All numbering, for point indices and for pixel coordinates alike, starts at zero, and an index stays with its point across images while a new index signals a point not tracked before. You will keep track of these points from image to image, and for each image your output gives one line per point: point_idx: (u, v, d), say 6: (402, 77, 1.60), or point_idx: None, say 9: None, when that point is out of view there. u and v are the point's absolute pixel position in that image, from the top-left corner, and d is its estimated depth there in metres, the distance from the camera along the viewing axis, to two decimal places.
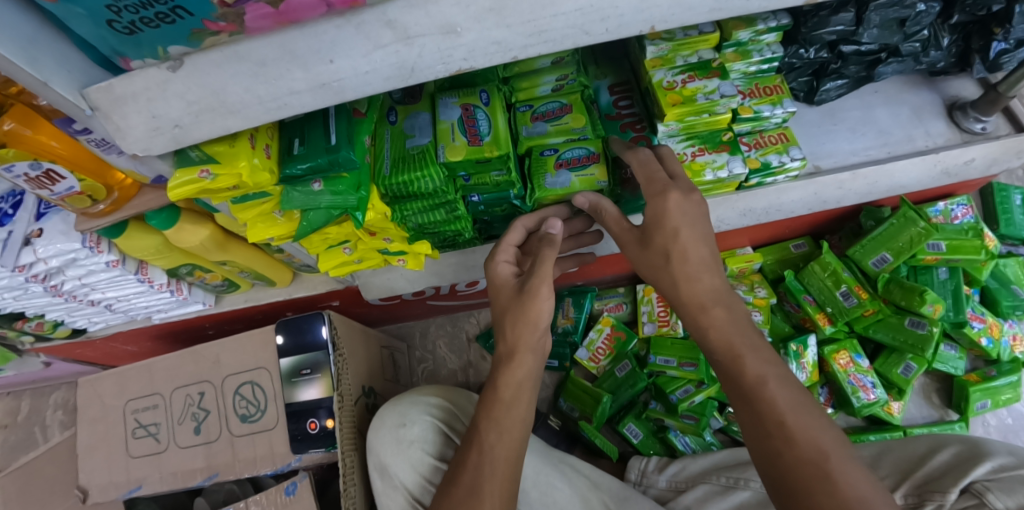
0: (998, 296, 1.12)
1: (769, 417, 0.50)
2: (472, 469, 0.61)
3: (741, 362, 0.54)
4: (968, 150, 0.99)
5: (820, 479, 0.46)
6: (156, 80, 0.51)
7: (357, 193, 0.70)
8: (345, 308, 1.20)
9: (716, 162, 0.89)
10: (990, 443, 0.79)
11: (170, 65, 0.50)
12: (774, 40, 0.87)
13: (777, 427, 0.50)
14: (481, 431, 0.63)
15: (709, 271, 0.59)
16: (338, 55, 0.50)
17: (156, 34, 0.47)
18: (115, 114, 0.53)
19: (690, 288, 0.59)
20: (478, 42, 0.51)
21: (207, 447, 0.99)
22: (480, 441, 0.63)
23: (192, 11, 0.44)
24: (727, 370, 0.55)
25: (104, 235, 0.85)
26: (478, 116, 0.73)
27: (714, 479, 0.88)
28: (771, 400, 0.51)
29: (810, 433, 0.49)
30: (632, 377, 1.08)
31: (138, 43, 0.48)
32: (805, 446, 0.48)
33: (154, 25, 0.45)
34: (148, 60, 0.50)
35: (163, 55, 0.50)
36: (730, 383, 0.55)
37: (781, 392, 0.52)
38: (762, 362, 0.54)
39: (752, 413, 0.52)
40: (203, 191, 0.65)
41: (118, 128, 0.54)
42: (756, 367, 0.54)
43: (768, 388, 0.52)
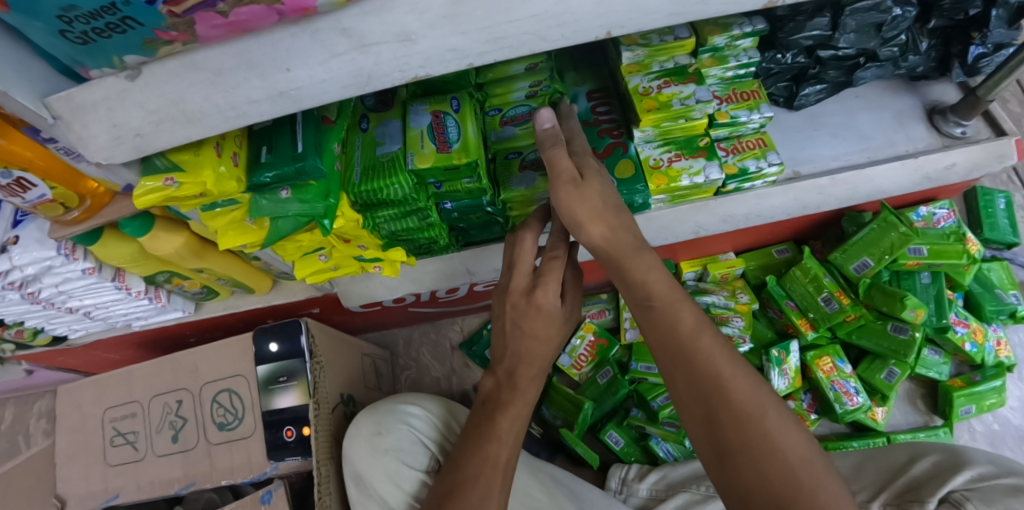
0: (982, 299, 1.11)
1: (708, 373, 0.51)
2: (484, 484, 0.63)
3: (678, 318, 0.54)
4: (948, 155, 0.98)
5: (752, 428, 0.48)
6: (115, 89, 0.51)
7: (325, 202, 0.69)
8: (325, 315, 1.19)
9: (692, 168, 0.88)
10: (971, 452, 0.78)
11: (127, 74, 0.50)
12: (750, 45, 0.87)
13: (714, 383, 0.50)
14: (495, 446, 0.66)
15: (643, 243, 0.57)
16: (294, 63, 0.50)
17: (109, 43, 0.46)
18: (77, 123, 0.52)
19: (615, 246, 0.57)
20: (434, 50, 0.51)
21: (184, 456, 0.99)
22: (489, 456, 0.65)
23: (142, 21, 0.43)
24: (666, 325, 0.55)
25: (80, 242, 0.84)
26: (447, 122, 0.73)
27: (693, 488, 0.87)
28: (709, 357, 0.52)
29: (745, 387, 0.50)
30: (615, 384, 1.08)
31: (93, 52, 0.47)
32: (745, 401, 0.49)
33: (107, 35, 0.45)
34: (105, 70, 0.49)
35: (119, 65, 0.49)
36: (668, 338, 0.54)
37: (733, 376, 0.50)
38: (697, 317, 0.55)
39: (691, 371, 0.52)
40: (170, 199, 0.64)
41: (80, 137, 0.53)
42: (692, 321, 0.54)
43: (704, 341, 0.53)
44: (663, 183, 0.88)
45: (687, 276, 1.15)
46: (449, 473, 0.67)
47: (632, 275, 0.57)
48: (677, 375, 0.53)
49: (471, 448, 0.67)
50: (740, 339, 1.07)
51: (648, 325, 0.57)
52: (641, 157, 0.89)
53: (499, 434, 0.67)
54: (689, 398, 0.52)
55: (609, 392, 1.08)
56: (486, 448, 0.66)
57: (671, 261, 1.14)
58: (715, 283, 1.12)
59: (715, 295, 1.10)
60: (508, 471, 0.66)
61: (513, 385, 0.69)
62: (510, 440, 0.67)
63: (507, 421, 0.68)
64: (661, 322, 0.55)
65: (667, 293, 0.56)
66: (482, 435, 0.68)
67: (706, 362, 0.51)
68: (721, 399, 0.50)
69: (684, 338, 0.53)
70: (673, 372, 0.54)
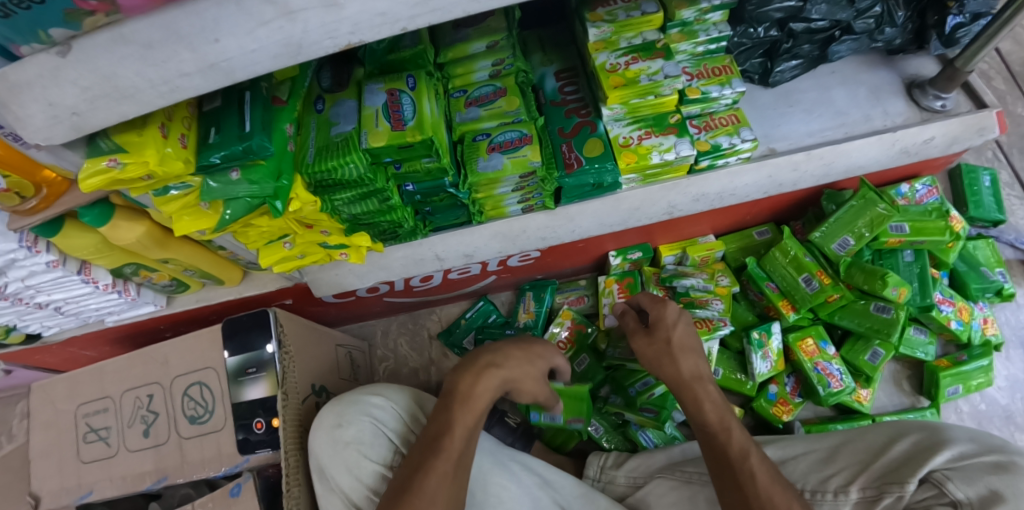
0: (967, 278, 1.09)
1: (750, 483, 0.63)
2: (434, 481, 0.62)
3: (730, 442, 0.69)
4: (927, 128, 0.96)
5: (742, 461, 0.66)
6: (48, 66, 0.47)
7: (276, 182, 0.68)
8: (299, 307, 1.18)
9: (662, 145, 0.86)
10: (949, 429, 0.75)
11: (58, 51, 0.46)
12: (720, 20, 0.85)
13: (754, 496, 0.62)
14: (447, 433, 0.67)
15: (684, 352, 0.80)
16: (223, 33, 0.48)
17: (33, 17, 0.42)
18: (12, 103, 0.49)
19: (680, 373, 0.79)
20: (362, 14, 0.49)
21: (155, 450, 0.97)
22: (444, 447, 0.66)
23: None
24: (718, 441, 0.70)
25: (42, 234, 0.81)
26: (402, 100, 0.71)
27: (670, 474, 0.85)
28: (752, 472, 0.64)
29: (784, 504, 0.61)
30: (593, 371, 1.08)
31: (19, 27, 0.42)
32: (735, 447, 0.68)
33: (26, 6, 0.40)
34: (34, 46, 0.46)
35: (47, 40, 0.45)
36: (721, 454, 0.69)
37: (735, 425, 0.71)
38: (745, 437, 0.70)
39: (735, 481, 0.65)
40: (118, 183, 0.62)
41: (17, 117, 0.50)
42: (719, 418, 0.73)
43: (751, 462, 0.65)
44: (633, 160, 0.85)
45: (666, 260, 1.13)
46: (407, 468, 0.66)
47: (660, 360, 0.81)
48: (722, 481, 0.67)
49: (428, 445, 0.67)
50: (719, 323, 1.03)
51: (687, 406, 0.77)
52: (610, 136, 0.87)
53: (450, 431, 0.67)
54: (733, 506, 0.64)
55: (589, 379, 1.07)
56: (440, 441, 0.66)
57: (649, 245, 1.12)
58: (695, 266, 1.09)
59: (694, 279, 1.06)
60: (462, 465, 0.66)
61: (471, 379, 0.72)
62: (465, 434, 0.68)
63: (464, 411, 0.70)
64: (691, 402, 0.76)
65: (705, 392, 0.76)
66: (438, 435, 0.67)
67: (748, 476, 0.64)
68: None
69: (735, 457, 0.67)
70: (726, 490, 0.66)
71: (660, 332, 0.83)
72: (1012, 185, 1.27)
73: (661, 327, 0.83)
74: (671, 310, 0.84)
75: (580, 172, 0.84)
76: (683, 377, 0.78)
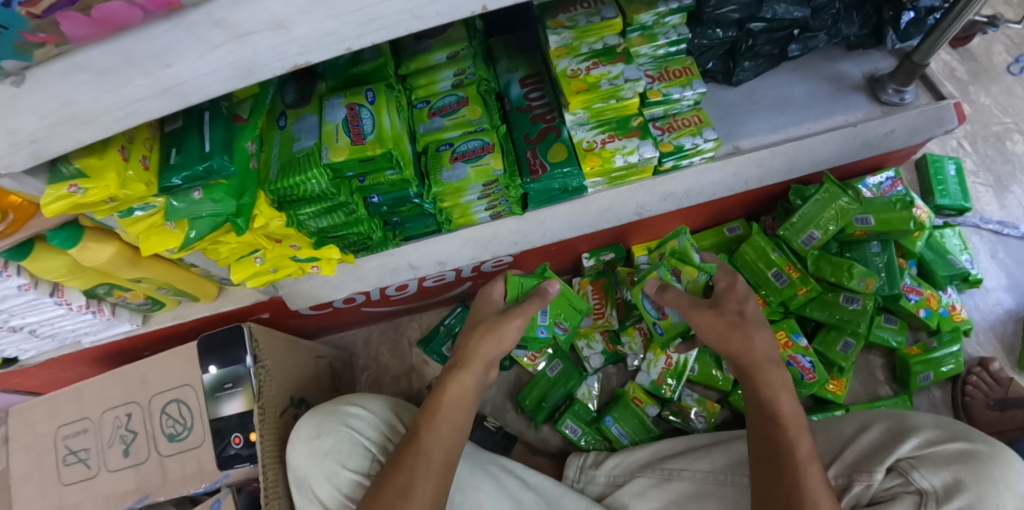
0: (934, 266, 1.11)
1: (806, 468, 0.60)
2: (406, 475, 0.66)
3: (798, 444, 0.63)
4: (888, 121, 0.99)
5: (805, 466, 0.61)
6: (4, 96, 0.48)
7: (238, 200, 0.69)
8: (276, 320, 1.18)
9: (625, 148, 0.87)
10: (915, 416, 0.76)
11: (12, 81, 0.46)
12: (679, 22, 0.86)
13: (811, 499, 0.58)
14: (421, 435, 0.69)
15: (762, 336, 0.72)
16: (175, 58, 0.48)
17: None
18: None
19: (755, 354, 0.71)
20: (310, 35, 0.50)
21: (136, 469, 0.97)
22: (414, 445, 0.69)
23: (4, 24, 0.40)
24: (785, 437, 0.64)
25: (11, 258, 0.81)
26: (363, 114, 0.72)
27: (649, 473, 0.87)
28: (815, 480, 0.60)
29: None
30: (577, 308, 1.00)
31: None
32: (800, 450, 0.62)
33: None
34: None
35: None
36: (783, 452, 0.63)
37: (789, 405, 0.67)
38: (796, 408, 0.67)
39: (792, 481, 0.60)
40: (81, 208, 0.63)
41: None
42: (793, 412, 0.66)
43: (802, 444, 0.63)
44: (597, 164, 0.86)
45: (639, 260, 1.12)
46: (393, 468, 0.67)
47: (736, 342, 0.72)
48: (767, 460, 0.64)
49: (401, 449, 0.69)
50: None
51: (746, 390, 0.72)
52: (574, 141, 0.88)
53: (421, 441, 0.69)
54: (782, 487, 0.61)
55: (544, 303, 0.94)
56: (405, 455, 0.68)
57: (622, 246, 1.13)
58: None
59: None
60: (436, 458, 0.68)
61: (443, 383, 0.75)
62: (435, 441, 0.69)
63: (428, 425, 0.70)
64: (763, 389, 0.69)
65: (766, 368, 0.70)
66: (406, 445, 0.69)
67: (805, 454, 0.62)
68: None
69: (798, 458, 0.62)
70: (776, 488, 0.61)
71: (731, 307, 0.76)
72: (977, 173, 1.29)
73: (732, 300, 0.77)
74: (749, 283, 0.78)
75: (546, 177, 0.85)
76: (756, 359, 0.71)
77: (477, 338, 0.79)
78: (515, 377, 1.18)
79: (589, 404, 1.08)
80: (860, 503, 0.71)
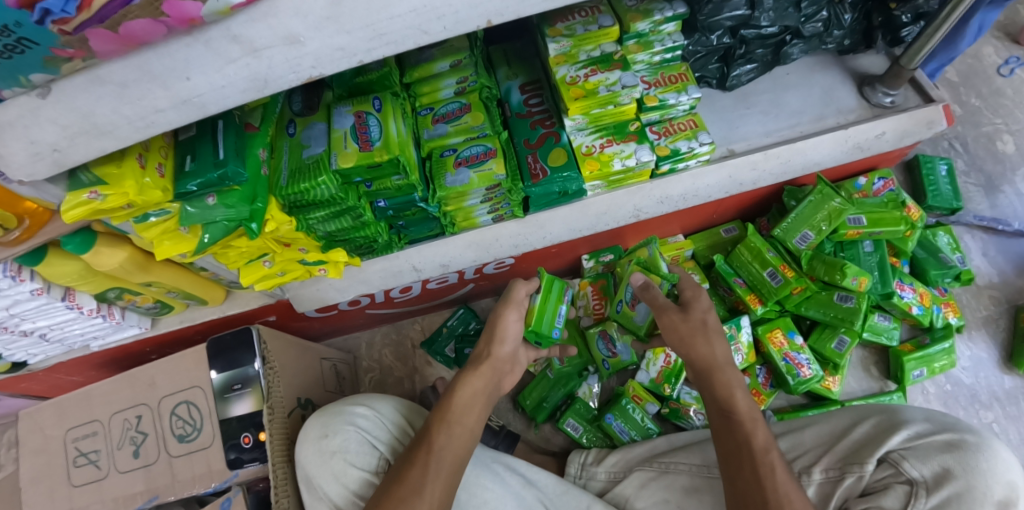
0: (926, 265, 1.14)
1: (765, 458, 0.66)
2: (418, 471, 0.67)
3: (755, 435, 0.69)
4: (878, 124, 1.01)
5: (765, 456, 0.66)
6: (29, 107, 0.50)
7: (251, 205, 0.71)
8: (282, 323, 1.20)
9: (623, 152, 0.90)
10: (906, 409, 0.79)
11: (39, 92, 0.49)
12: (674, 30, 0.89)
13: (772, 488, 0.63)
14: (433, 435, 0.72)
15: (717, 339, 0.79)
16: (193, 71, 0.50)
17: (12, 64, 0.45)
18: None
19: (714, 357, 0.78)
20: (321, 50, 0.52)
21: (146, 470, 0.99)
22: (426, 444, 0.71)
23: (37, 40, 0.42)
24: (743, 430, 0.70)
25: (26, 263, 0.84)
26: (370, 122, 0.75)
27: (648, 466, 0.90)
28: (772, 466, 0.65)
29: (798, 501, 0.62)
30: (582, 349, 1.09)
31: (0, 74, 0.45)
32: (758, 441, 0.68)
33: (8, 56, 0.43)
34: (15, 89, 0.48)
35: (28, 84, 0.48)
36: (742, 444, 0.68)
37: (744, 401, 0.73)
38: (751, 404, 0.73)
39: (754, 471, 0.65)
40: (98, 213, 0.65)
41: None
42: (749, 408, 0.72)
43: (760, 437, 0.68)
44: (596, 168, 0.89)
45: None
46: (407, 465, 0.69)
47: (698, 346, 0.79)
48: (728, 453, 0.70)
49: (413, 445, 0.71)
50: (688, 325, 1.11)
51: (704, 391, 0.78)
52: (574, 145, 0.90)
53: (433, 441, 0.71)
54: (742, 480, 0.66)
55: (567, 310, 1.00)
56: (416, 454, 0.70)
57: (621, 247, 1.16)
58: None
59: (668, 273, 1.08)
60: (446, 456, 0.70)
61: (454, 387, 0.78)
62: (446, 439, 0.72)
63: (441, 426, 0.73)
64: (722, 387, 0.75)
65: (724, 369, 0.77)
66: (417, 444, 0.71)
67: (763, 446, 0.67)
68: (776, 504, 0.61)
69: (757, 449, 0.67)
70: (740, 478, 0.66)
71: (696, 313, 0.83)
72: (968, 173, 1.32)
73: (696, 309, 0.83)
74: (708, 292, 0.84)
75: (546, 181, 0.87)
76: (716, 361, 0.77)
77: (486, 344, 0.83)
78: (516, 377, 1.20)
79: (591, 402, 1.10)
80: (853, 494, 0.74)
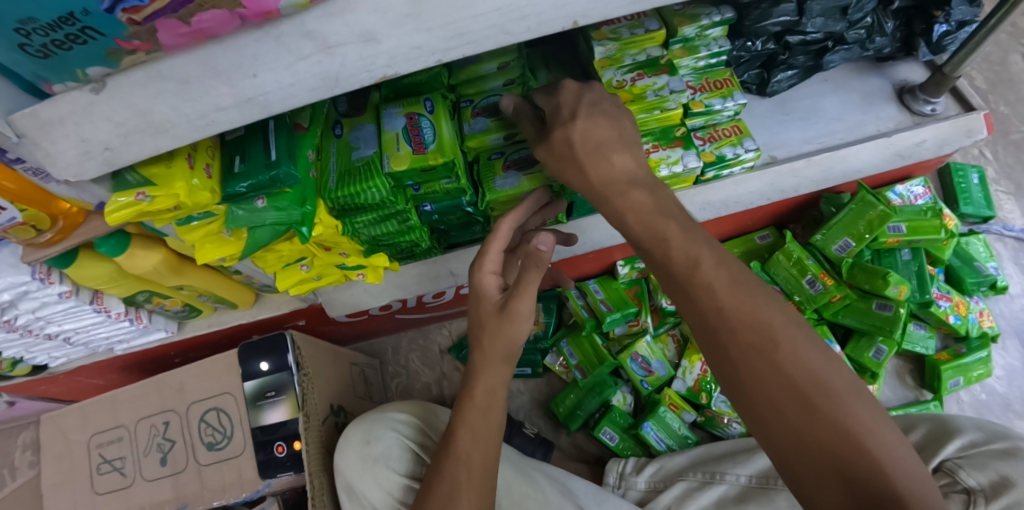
0: (962, 273, 1.13)
1: (868, 478, 0.39)
2: (449, 480, 0.64)
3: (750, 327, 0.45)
4: (920, 132, 1.01)
5: (780, 373, 0.43)
6: (81, 103, 0.47)
7: (302, 208, 0.69)
8: (311, 327, 1.18)
9: (670, 157, 0.89)
10: (955, 419, 0.77)
11: (92, 88, 0.47)
12: (720, 34, 0.88)
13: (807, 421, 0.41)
14: (456, 440, 0.67)
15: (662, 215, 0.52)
16: (261, 69, 0.48)
17: (72, 56, 0.43)
18: (44, 140, 0.49)
19: (664, 236, 0.50)
20: (399, 48, 0.50)
21: (174, 478, 0.96)
22: (451, 453, 0.66)
23: (102, 31, 0.41)
24: (731, 334, 0.45)
25: (55, 265, 0.80)
26: (422, 124, 0.73)
27: (691, 476, 0.88)
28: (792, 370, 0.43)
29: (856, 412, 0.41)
30: (603, 353, 1.09)
31: (56, 67, 0.44)
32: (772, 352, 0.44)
33: (67, 47, 0.42)
34: (69, 84, 0.46)
35: (82, 78, 0.46)
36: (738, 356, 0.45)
37: (721, 279, 0.47)
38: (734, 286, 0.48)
39: (775, 397, 0.43)
40: (143, 214, 0.62)
41: (48, 153, 0.50)
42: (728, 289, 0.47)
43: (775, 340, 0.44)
44: None
45: None
46: (435, 477, 0.66)
47: (647, 235, 0.51)
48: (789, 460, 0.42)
49: (441, 451, 0.68)
50: None
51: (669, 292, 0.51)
52: None
53: (461, 450, 0.66)
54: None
55: (651, 371, 1.08)
56: (443, 463, 0.66)
57: None
58: None
59: None
60: (478, 463, 0.65)
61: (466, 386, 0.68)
62: (474, 442, 0.66)
63: (465, 431, 0.67)
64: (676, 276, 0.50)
65: (786, 333, 0.44)
66: (443, 451, 0.67)
67: (811, 419, 0.41)
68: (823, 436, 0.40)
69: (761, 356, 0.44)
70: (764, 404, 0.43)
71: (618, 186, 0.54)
72: (998, 181, 1.32)
73: (609, 175, 0.55)
74: (656, 130, 0.52)
75: None
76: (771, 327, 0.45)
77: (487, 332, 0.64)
78: (547, 384, 1.19)
79: (625, 409, 1.09)
80: None
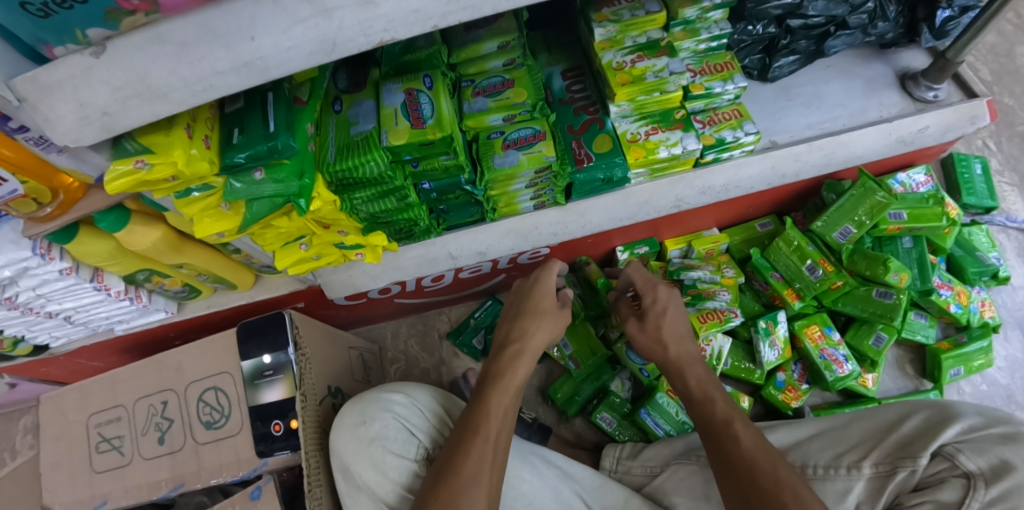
0: (964, 263, 1.13)
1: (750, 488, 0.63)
2: (474, 459, 0.66)
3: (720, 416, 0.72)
4: (923, 118, 1.00)
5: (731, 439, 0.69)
6: (81, 66, 0.47)
7: (299, 181, 0.69)
8: (310, 309, 1.18)
9: (669, 140, 0.89)
10: (956, 405, 0.73)
11: (92, 51, 0.47)
12: (720, 17, 0.88)
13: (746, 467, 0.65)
14: (482, 421, 0.70)
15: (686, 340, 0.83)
16: (259, 31, 0.48)
17: (72, 17, 0.42)
18: (43, 104, 0.48)
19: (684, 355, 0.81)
20: (396, 12, 0.51)
21: (171, 457, 0.97)
22: (480, 432, 0.69)
23: None
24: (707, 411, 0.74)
25: (56, 241, 0.80)
26: (421, 99, 0.74)
27: (688, 460, 0.86)
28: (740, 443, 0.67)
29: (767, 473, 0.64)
30: (595, 344, 1.10)
31: (55, 27, 0.43)
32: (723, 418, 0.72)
33: (68, 6, 0.41)
34: (69, 46, 0.46)
35: (83, 40, 0.46)
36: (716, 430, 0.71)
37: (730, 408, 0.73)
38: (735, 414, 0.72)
39: (725, 458, 0.67)
40: (142, 184, 0.62)
41: (47, 119, 0.50)
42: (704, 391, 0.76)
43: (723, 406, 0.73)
44: (641, 155, 0.88)
45: (672, 254, 1.15)
46: (459, 456, 0.67)
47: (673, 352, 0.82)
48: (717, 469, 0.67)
49: (465, 430, 0.70)
50: (729, 313, 1.06)
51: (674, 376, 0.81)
52: (618, 132, 0.89)
53: (485, 432, 0.69)
54: (735, 475, 0.64)
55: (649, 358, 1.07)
56: (469, 444, 0.68)
57: (655, 240, 1.14)
58: (701, 259, 1.12)
59: (700, 271, 1.09)
60: (498, 448, 0.69)
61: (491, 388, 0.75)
62: (497, 426, 0.71)
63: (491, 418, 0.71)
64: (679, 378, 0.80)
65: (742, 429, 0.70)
66: (468, 432, 0.69)
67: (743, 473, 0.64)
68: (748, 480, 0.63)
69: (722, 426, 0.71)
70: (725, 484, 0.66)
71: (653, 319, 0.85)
72: (1002, 172, 1.31)
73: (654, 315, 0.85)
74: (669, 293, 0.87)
75: (591, 167, 0.86)
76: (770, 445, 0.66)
77: (537, 327, 0.83)
78: (545, 370, 1.20)
79: (623, 395, 1.10)
80: (906, 489, 0.68)
